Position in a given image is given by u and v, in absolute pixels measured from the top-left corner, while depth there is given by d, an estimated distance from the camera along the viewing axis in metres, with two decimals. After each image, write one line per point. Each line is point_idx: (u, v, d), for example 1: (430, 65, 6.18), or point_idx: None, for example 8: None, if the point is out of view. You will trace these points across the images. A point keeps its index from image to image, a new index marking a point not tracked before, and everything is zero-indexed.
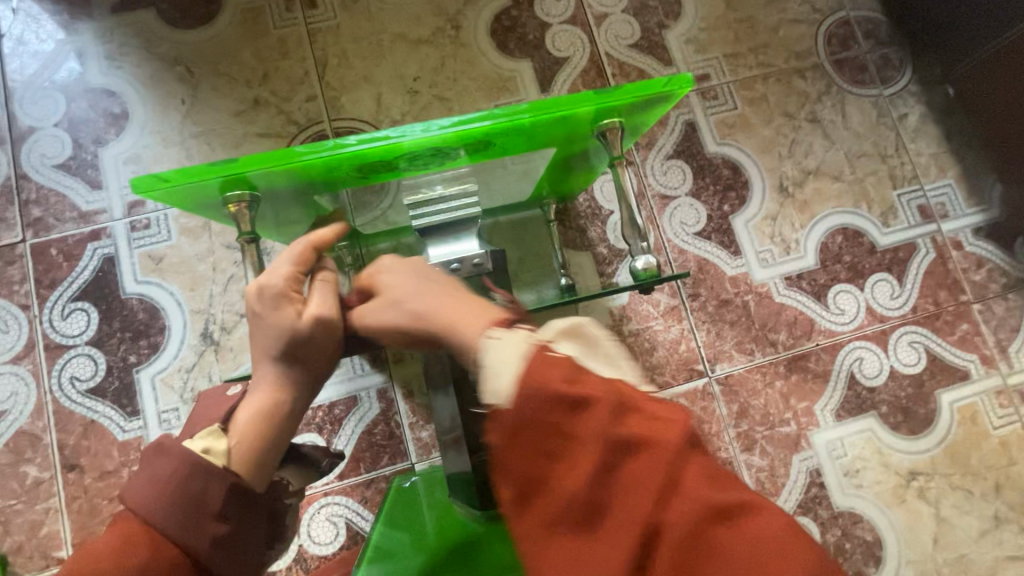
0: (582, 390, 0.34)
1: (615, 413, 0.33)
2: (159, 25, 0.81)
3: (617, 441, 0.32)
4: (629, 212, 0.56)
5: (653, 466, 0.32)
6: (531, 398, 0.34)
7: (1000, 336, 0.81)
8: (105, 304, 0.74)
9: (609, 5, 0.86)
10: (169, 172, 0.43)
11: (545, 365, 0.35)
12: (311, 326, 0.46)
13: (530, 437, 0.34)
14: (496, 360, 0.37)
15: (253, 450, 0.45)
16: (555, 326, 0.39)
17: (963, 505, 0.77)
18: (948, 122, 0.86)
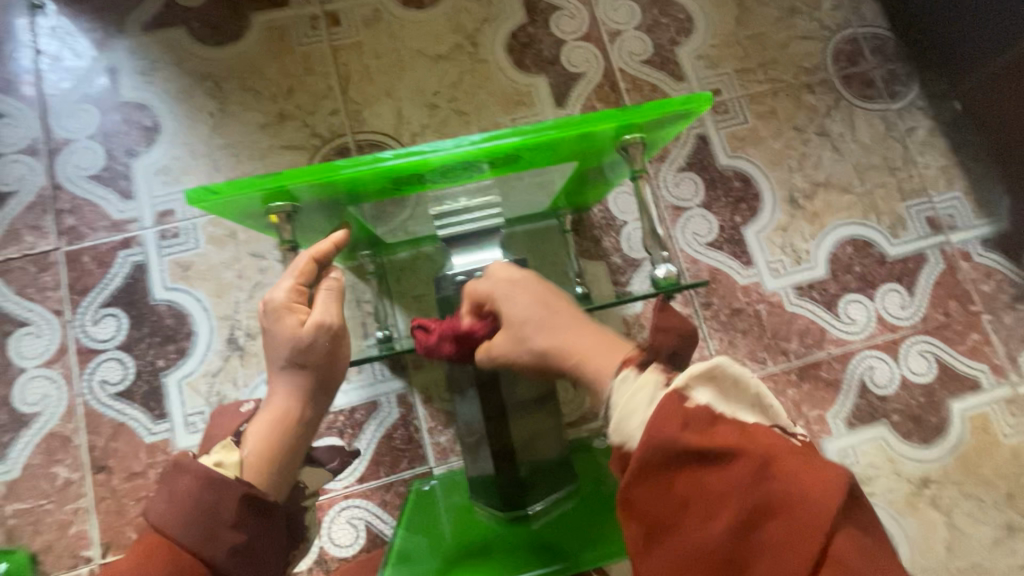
0: (718, 442, 0.36)
1: (759, 470, 0.35)
2: (190, 42, 0.85)
3: (753, 497, 0.34)
4: (649, 223, 0.59)
5: (797, 528, 0.33)
6: (664, 447, 0.37)
7: (1010, 346, 0.82)
8: (134, 310, 0.76)
9: (623, 22, 0.89)
10: (217, 184, 0.45)
11: (684, 415, 0.38)
12: (313, 332, 0.52)
13: (663, 483, 0.37)
14: (631, 403, 0.41)
15: (267, 463, 0.50)
16: (693, 369, 0.41)
17: (976, 514, 0.77)
18: (956, 136, 0.87)
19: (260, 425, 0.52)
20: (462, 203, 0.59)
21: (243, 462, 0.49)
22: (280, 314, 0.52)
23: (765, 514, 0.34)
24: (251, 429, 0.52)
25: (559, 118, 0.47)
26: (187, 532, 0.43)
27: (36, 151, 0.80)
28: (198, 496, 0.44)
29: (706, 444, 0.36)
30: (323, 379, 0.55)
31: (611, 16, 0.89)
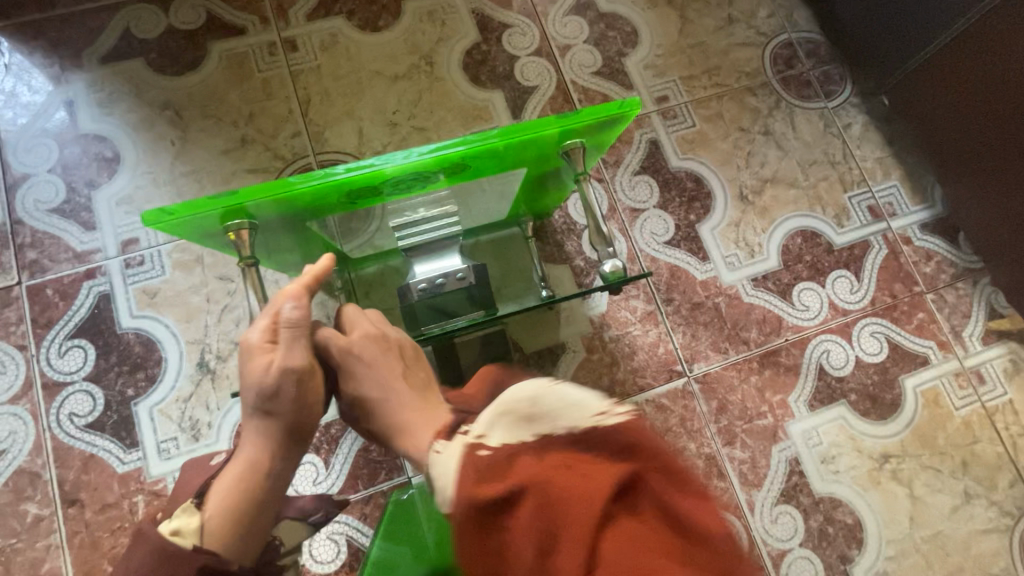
0: (501, 485, 0.40)
1: (540, 501, 0.39)
2: (148, 73, 0.86)
3: (541, 521, 0.38)
4: (595, 223, 0.62)
5: (574, 538, 0.36)
6: (465, 507, 0.41)
7: (954, 322, 0.87)
8: (101, 340, 0.76)
9: (571, 37, 0.93)
10: (174, 206, 0.46)
11: (476, 472, 0.42)
12: (278, 377, 0.51)
13: (475, 541, 0.40)
14: (441, 472, 0.45)
15: (229, 528, 0.48)
16: (484, 420, 0.47)
17: (935, 483, 0.81)
18: (888, 129, 0.93)
19: (222, 483, 0.51)
20: (420, 213, 0.61)
21: (202, 527, 0.48)
22: (251, 354, 0.51)
23: (557, 535, 0.37)
24: (213, 491, 0.50)
25: (502, 127, 0.50)
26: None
27: None
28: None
29: (499, 490, 0.40)
30: (294, 426, 0.52)
31: (561, 32, 0.93)
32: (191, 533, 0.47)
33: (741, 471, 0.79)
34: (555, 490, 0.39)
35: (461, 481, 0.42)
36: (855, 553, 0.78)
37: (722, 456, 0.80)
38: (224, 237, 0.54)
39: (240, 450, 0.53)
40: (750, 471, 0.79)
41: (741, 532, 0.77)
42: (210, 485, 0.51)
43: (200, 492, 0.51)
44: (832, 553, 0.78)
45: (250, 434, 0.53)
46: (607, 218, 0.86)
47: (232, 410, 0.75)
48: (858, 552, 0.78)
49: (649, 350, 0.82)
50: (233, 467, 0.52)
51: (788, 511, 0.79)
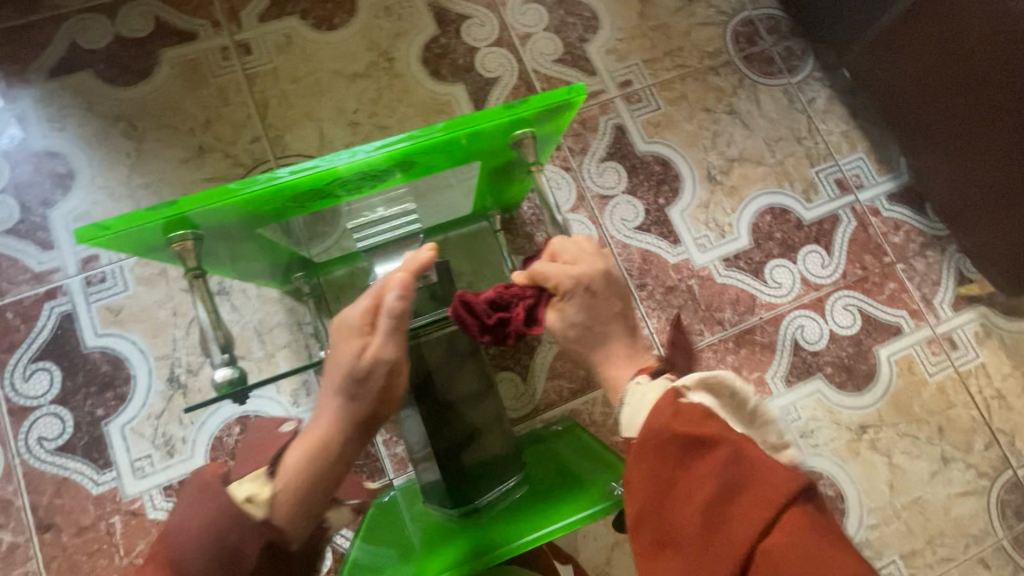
0: (705, 432, 0.45)
1: (733, 456, 0.43)
2: (98, 84, 0.84)
3: (732, 475, 0.43)
4: (550, 214, 0.67)
5: (746, 511, 0.41)
6: (662, 433, 0.48)
7: (924, 291, 0.87)
8: (67, 361, 0.74)
9: (531, 25, 0.92)
10: (109, 220, 0.45)
11: (675, 414, 0.48)
12: (369, 364, 0.52)
13: (652, 459, 0.48)
14: (642, 401, 0.54)
15: (292, 510, 0.51)
16: (695, 376, 0.52)
17: (913, 450, 0.82)
18: (852, 101, 0.93)
19: (294, 457, 0.53)
20: (380, 212, 0.60)
21: (271, 503, 0.50)
22: (348, 334, 0.53)
23: (730, 500, 0.42)
24: (286, 462, 0.53)
25: (447, 120, 0.49)
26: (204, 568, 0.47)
27: None
28: (212, 543, 0.48)
29: (692, 435, 0.45)
30: (369, 415, 0.55)
31: (520, 20, 0.92)
32: (263, 505, 0.50)
33: None
34: (756, 460, 0.43)
35: (655, 415, 0.50)
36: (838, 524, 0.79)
37: None
38: (172, 249, 0.54)
39: (314, 426, 0.55)
40: None
41: None
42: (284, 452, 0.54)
43: (273, 460, 0.53)
44: None
45: (326, 413, 0.54)
46: (576, 206, 0.86)
47: (205, 424, 0.74)
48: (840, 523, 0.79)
49: None
50: (310, 435, 0.54)
51: None
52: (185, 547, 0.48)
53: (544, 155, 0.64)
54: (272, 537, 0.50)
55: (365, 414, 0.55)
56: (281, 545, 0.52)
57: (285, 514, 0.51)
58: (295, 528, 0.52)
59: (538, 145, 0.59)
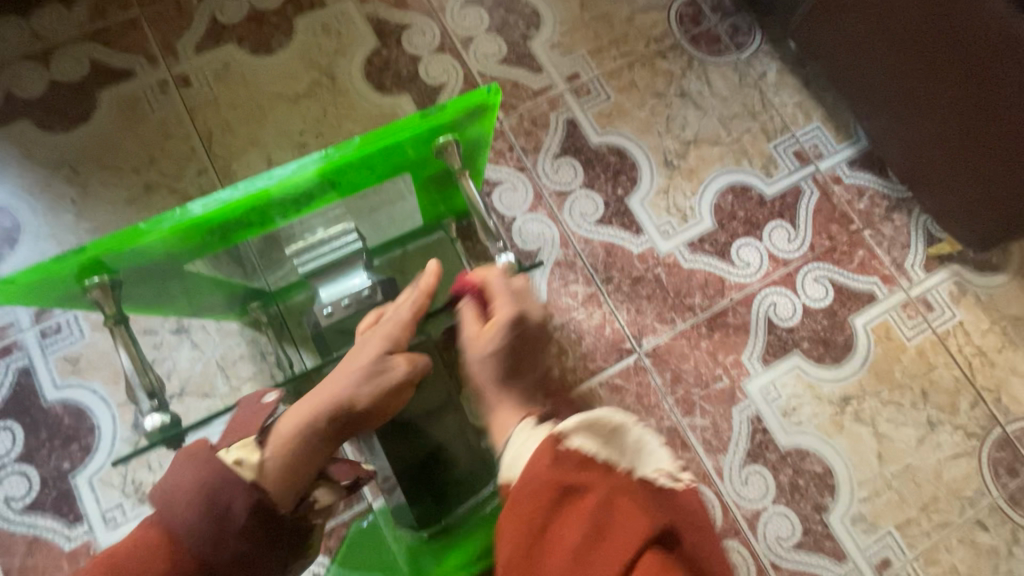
0: (579, 478, 0.44)
1: (603, 503, 0.42)
2: (38, 133, 0.82)
3: (597, 524, 0.41)
4: (481, 221, 0.63)
5: (610, 554, 0.39)
6: (538, 480, 0.44)
7: (894, 255, 0.86)
8: (28, 418, 0.73)
9: (472, 28, 0.90)
10: (17, 273, 0.45)
11: (554, 460, 0.45)
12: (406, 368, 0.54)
13: (522, 508, 0.44)
14: (519, 448, 0.49)
15: (284, 476, 0.49)
16: (574, 421, 0.47)
17: (898, 418, 0.81)
18: (803, 72, 0.92)
19: (288, 425, 0.51)
20: (320, 234, 0.60)
21: (261, 467, 0.48)
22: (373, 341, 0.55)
23: (599, 544, 0.40)
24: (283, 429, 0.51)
25: (365, 134, 0.49)
26: (194, 527, 0.44)
27: None
28: (198, 503, 0.45)
29: (567, 480, 0.44)
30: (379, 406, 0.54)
31: (460, 24, 0.90)
32: (250, 469, 0.47)
33: (704, 439, 0.79)
34: (618, 508, 0.42)
35: (534, 460, 0.46)
36: (829, 500, 0.78)
37: (683, 426, 0.79)
38: (94, 295, 0.53)
39: (312, 398, 0.53)
40: (713, 437, 0.79)
41: (712, 499, 0.77)
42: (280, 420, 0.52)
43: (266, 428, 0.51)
44: (806, 505, 0.77)
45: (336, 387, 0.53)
46: (535, 206, 0.85)
47: None
48: (831, 499, 0.78)
49: (596, 333, 0.81)
50: (311, 406, 0.53)
51: (757, 470, 0.78)
52: (173, 508, 0.45)
53: (482, 162, 0.64)
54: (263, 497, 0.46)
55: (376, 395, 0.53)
56: (271, 511, 0.47)
57: (276, 480, 0.48)
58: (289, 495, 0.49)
59: (469, 151, 0.58)
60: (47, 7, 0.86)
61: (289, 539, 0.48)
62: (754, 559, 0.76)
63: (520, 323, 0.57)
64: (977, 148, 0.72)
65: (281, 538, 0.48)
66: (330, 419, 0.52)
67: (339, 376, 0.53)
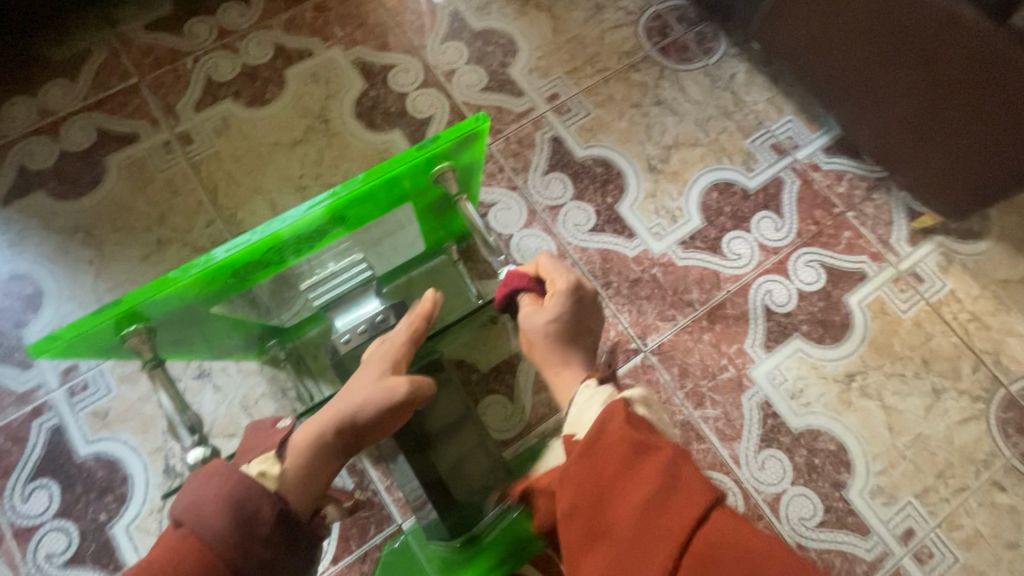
0: (651, 438, 0.47)
1: (669, 463, 0.44)
2: (52, 202, 0.86)
3: (666, 475, 0.43)
4: (482, 239, 0.67)
5: (678, 514, 0.40)
6: (616, 430, 0.48)
7: (879, 232, 0.90)
8: (63, 474, 0.75)
9: (453, 61, 0.96)
10: (61, 329, 0.48)
11: (627, 422, 0.48)
12: (408, 393, 0.55)
13: (598, 455, 0.47)
14: (586, 407, 0.54)
15: (301, 488, 0.52)
16: (637, 393, 0.53)
17: (903, 388, 0.83)
18: (770, 70, 0.97)
19: (302, 439, 0.54)
20: (331, 267, 0.62)
21: (282, 476, 0.51)
22: (373, 368, 0.57)
23: (663, 497, 0.42)
24: (294, 445, 0.54)
25: (367, 170, 0.53)
26: (224, 536, 0.45)
27: None
28: (227, 511, 0.46)
29: (639, 437, 0.47)
30: (384, 427, 0.56)
31: (441, 59, 0.95)
32: (272, 480, 0.51)
33: (717, 428, 0.81)
34: (683, 471, 0.43)
35: (608, 420, 0.49)
36: (846, 476, 0.79)
37: (696, 419, 0.81)
38: (128, 344, 0.56)
39: (320, 414, 0.56)
40: (726, 426, 0.81)
41: (733, 486, 0.79)
42: (293, 436, 0.55)
43: (280, 444, 0.54)
44: (824, 483, 0.79)
45: (350, 403, 0.55)
46: (529, 222, 0.88)
47: None
48: (848, 475, 0.80)
49: (602, 336, 0.84)
50: (325, 419, 0.55)
51: (772, 454, 0.80)
52: (204, 516, 0.46)
53: (477, 187, 0.67)
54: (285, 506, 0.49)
55: (387, 415, 0.55)
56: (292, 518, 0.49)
57: (292, 491, 0.52)
58: (307, 504, 0.52)
59: (463, 177, 0.62)
60: (53, 84, 0.92)
61: (307, 544, 0.50)
62: (780, 542, 0.77)
63: (576, 293, 0.62)
64: (940, 124, 0.76)
65: (300, 544, 0.50)
66: (336, 433, 0.55)
67: (347, 395, 0.56)
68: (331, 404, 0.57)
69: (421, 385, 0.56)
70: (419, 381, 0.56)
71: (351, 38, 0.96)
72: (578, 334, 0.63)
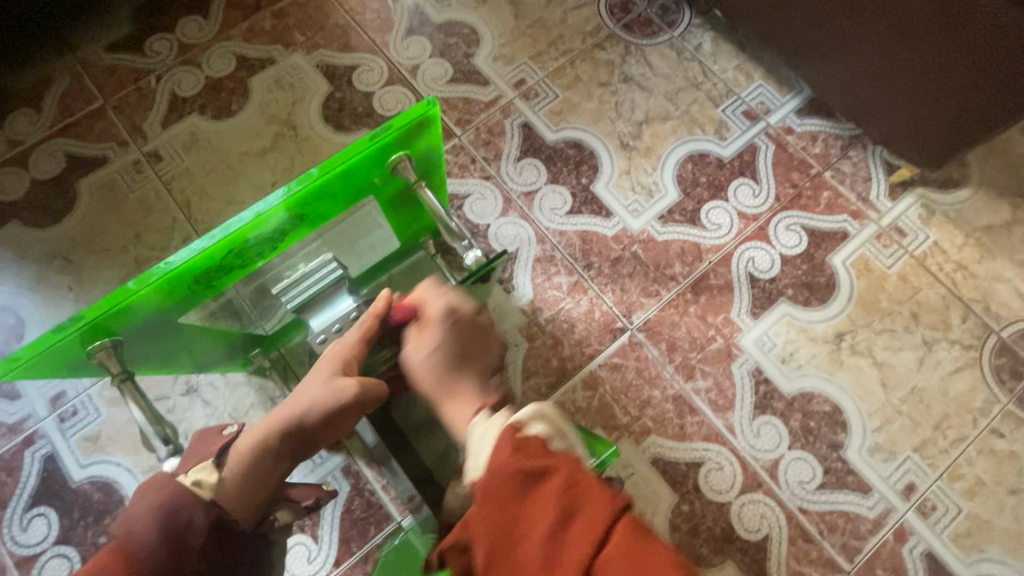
0: (543, 463, 0.44)
1: (568, 484, 0.42)
2: (26, 231, 0.86)
3: (564, 503, 0.41)
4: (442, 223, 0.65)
5: (578, 539, 0.38)
6: (508, 464, 0.45)
7: (859, 189, 0.89)
8: (60, 500, 0.75)
9: (416, 56, 0.95)
10: (23, 348, 0.48)
11: (515, 451, 0.46)
12: (359, 389, 0.55)
13: (493, 496, 0.43)
14: (480, 444, 0.51)
15: (242, 494, 0.53)
16: (528, 409, 0.50)
17: (894, 343, 0.83)
18: (736, 37, 0.96)
19: (247, 443, 0.56)
20: (301, 269, 0.62)
21: (220, 483, 0.52)
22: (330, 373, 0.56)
23: (561, 534, 0.39)
24: (234, 452, 0.55)
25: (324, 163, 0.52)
26: (154, 549, 0.46)
27: None
28: (161, 524, 0.47)
29: (530, 467, 0.44)
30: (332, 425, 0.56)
31: (404, 55, 0.95)
32: (210, 486, 0.51)
33: (709, 400, 0.80)
34: (578, 493, 0.41)
35: (496, 454, 0.47)
36: (843, 437, 0.79)
37: (687, 391, 0.81)
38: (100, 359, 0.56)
39: (267, 420, 0.58)
40: (718, 396, 0.80)
41: (730, 456, 0.78)
42: (237, 440, 0.56)
43: (219, 451, 0.55)
44: (821, 445, 0.79)
45: (302, 400, 0.56)
46: (505, 210, 0.88)
47: None
48: (845, 435, 0.79)
49: (587, 318, 0.83)
50: (268, 423, 0.57)
51: (767, 420, 0.80)
52: (135, 532, 0.47)
53: (444, 177, 0.66)
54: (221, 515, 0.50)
55: (345, 408, 0.55)
56: (228, 526, 0.51)
57: (231, 498, 0.52)
58: (247, 512, 0.53)
59: (427, 165, 0.61)
60: (19, 114, 0.91)
61: (250, 551, 0.53)
62: (781, 507, 0.77)
63: (452, 316, 0.60)
64: (908, 70, 0.75)
65: (240, 551, 0.52)
66: (282, 436, 0.56)
67: (297, 397, 0.57)
68: (276, 410, 0.58)
69: (373, 384, 0.56)
70: (369, 379, 0.56)
71: (313, 42, 0.96)
72: (468, 362, 0.60)
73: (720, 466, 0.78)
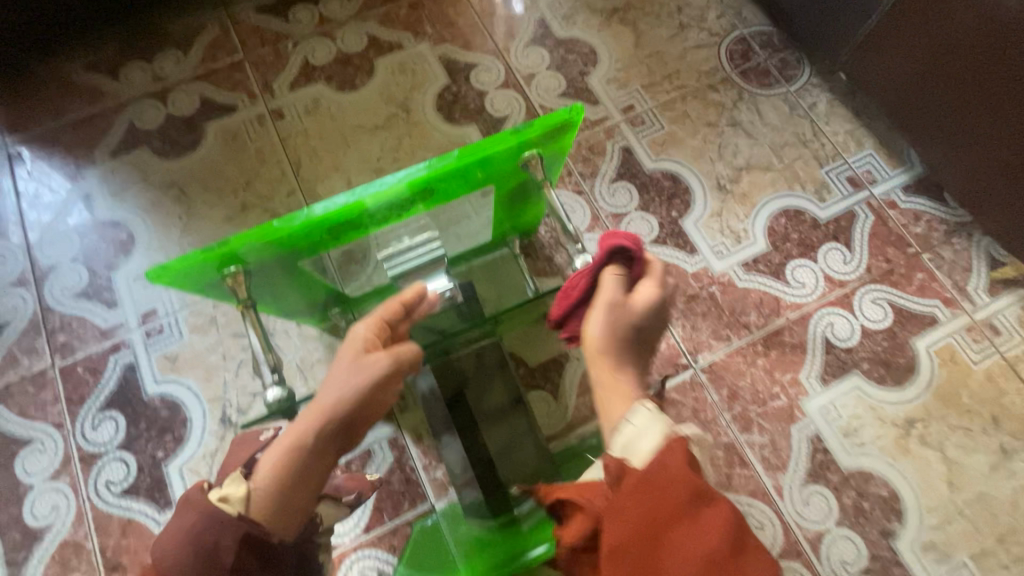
0: (712, 489, 0.42)
1: (734, 523, 0.41)
2: (153, 158, 0.94)
3: (734, 543, 0.39)
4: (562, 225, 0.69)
5: None
6: (682, 475, 0.42)
7: (956, 278, 0.86)
8: (131, 408, 0.80)
9: (534, 66, 0.98)
10: (170, 261, 0.53)
11: (685, 461, 0.44)
12: (394, 360, 0.53)
13: (650, 496, 0.42)
14: (638, 428, 0.49)
15: (276, 505, 0.47)
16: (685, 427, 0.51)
17: (968, 444, 0.79)
18: (854, 102, 0.96)
19: (271, 455, 0.49)
20: (406, 241, 0.64)
21: (248, 497, 0.46)
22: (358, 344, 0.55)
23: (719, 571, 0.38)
24: (259, 461, 0.49)
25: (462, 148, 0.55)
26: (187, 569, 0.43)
27: (25, 281, 0.87)
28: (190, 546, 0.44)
29: (701, 485, 0.42)
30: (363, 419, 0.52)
31: (523, 62, 0.99)
32: (238, 502, 0.46)
33: (762, 456, 0.79)
34: (742, 545, 0.40)
35: (663, 452, 0.45)
36: (897, 525, 0.76)
37: (741, 443, 0.79)
38: (222, 284, 0.60)
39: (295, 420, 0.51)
40: (772, 454, 0.79)
41: (772, 517, 0.76)
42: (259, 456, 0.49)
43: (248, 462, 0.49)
44: (871, 528, 0.76)
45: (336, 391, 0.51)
46: (591, 227, 0.90)
47: None
48: (899, 525, 0.76)
49: None
50: (294, 427, 0.50)
51: (817, 490, 0.77)
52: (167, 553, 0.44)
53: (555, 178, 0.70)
54: (253, 531, 0.45)
55: (377, 379, 0.52)
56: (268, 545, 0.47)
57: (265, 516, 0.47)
58: (287, 529, 0.48)
59: (547, 167, 0.64)
60: (168, 54, 1.00)
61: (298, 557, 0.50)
62: None
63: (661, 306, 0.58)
64: None
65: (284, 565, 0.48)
66: (319, 436, 0.49)
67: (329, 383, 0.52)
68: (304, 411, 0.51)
69: (405, 353, 0.54)
70: (399, 350, 0.54)
71: (440, 35, 1.01)
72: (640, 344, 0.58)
73: (761, 525, 0.76)
